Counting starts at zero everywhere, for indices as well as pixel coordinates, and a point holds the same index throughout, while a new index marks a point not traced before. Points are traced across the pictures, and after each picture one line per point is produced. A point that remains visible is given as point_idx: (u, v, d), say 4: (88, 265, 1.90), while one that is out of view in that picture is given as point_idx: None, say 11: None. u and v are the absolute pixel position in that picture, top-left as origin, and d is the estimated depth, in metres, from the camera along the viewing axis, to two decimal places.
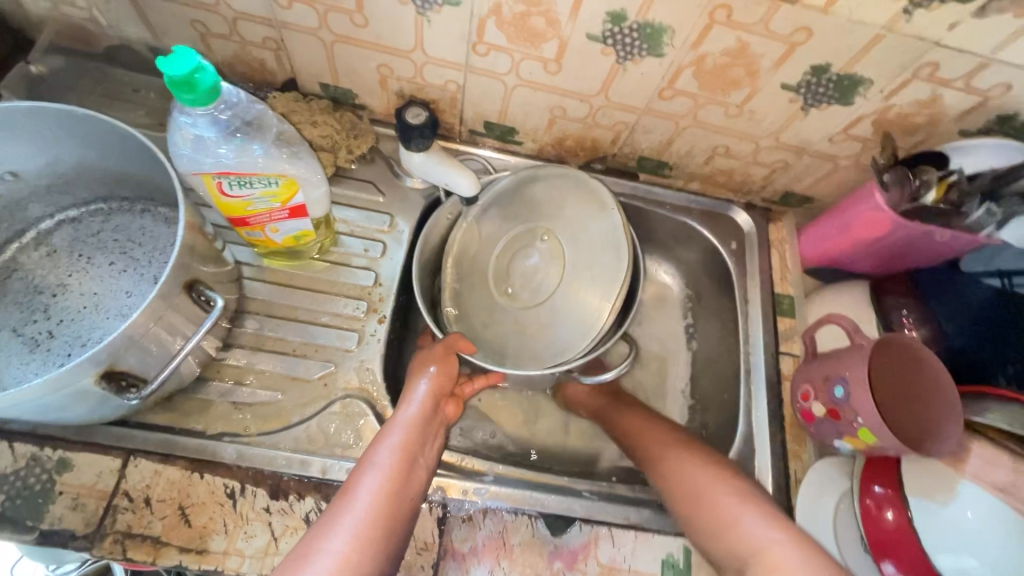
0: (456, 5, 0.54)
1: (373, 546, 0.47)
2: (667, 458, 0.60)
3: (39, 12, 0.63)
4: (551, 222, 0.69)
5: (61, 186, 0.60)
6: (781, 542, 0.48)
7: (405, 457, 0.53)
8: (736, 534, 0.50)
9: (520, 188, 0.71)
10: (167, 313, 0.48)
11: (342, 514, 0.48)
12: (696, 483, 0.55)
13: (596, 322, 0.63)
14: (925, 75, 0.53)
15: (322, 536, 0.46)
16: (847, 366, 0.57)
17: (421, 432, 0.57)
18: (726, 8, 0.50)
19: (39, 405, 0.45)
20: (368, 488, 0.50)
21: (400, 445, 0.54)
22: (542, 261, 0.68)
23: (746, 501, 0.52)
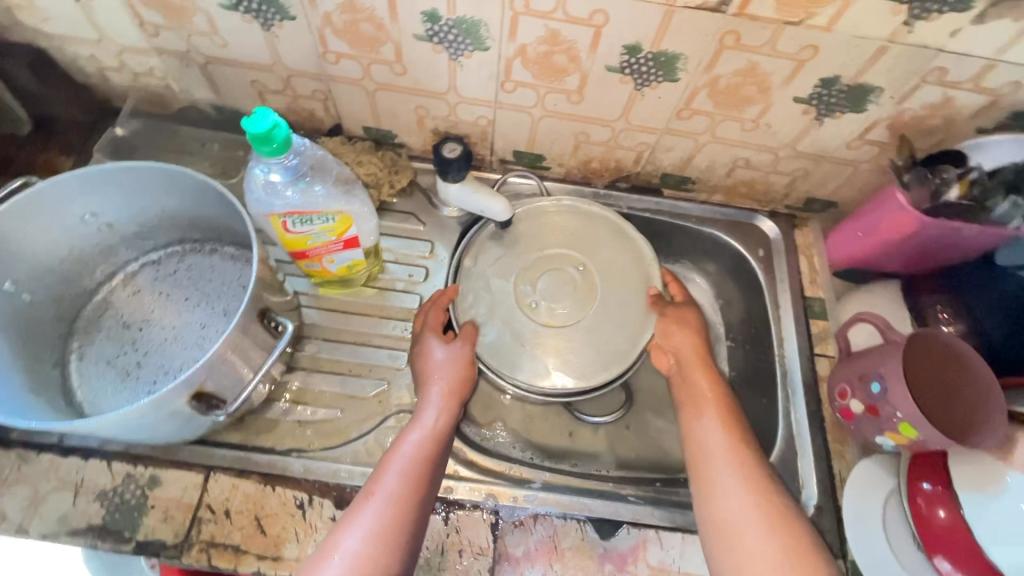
0: (485, 49, 0.60)
1: (390, 546, 0.49)
2: (695, 420, 0.62)
3: (124, 83, 0.73)
4: (589, 253, 0.76)
5: (146, 233, 0.67)
6: (736, 498, 0.55)
7: (424, 456, 0.56)
8: (721, 480, 0.56)
9: (554, 215, 0.78)
10: (244, 340, 0.54)
11: (360, 514, 0.51)
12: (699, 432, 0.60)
13: (632, 350, 0.71)
14: (933, 79, 0.56)
15: (341, 534, 0.49)
16: (881, 363, 0.58)
17: (442, 431, 0.59)
18: (735, 33, 0.54)
19: (139, 423, 0.51)
20: (386, 491, 0.52)
21: (420, 445, 0.57)
22: (570, 286, 0.75)
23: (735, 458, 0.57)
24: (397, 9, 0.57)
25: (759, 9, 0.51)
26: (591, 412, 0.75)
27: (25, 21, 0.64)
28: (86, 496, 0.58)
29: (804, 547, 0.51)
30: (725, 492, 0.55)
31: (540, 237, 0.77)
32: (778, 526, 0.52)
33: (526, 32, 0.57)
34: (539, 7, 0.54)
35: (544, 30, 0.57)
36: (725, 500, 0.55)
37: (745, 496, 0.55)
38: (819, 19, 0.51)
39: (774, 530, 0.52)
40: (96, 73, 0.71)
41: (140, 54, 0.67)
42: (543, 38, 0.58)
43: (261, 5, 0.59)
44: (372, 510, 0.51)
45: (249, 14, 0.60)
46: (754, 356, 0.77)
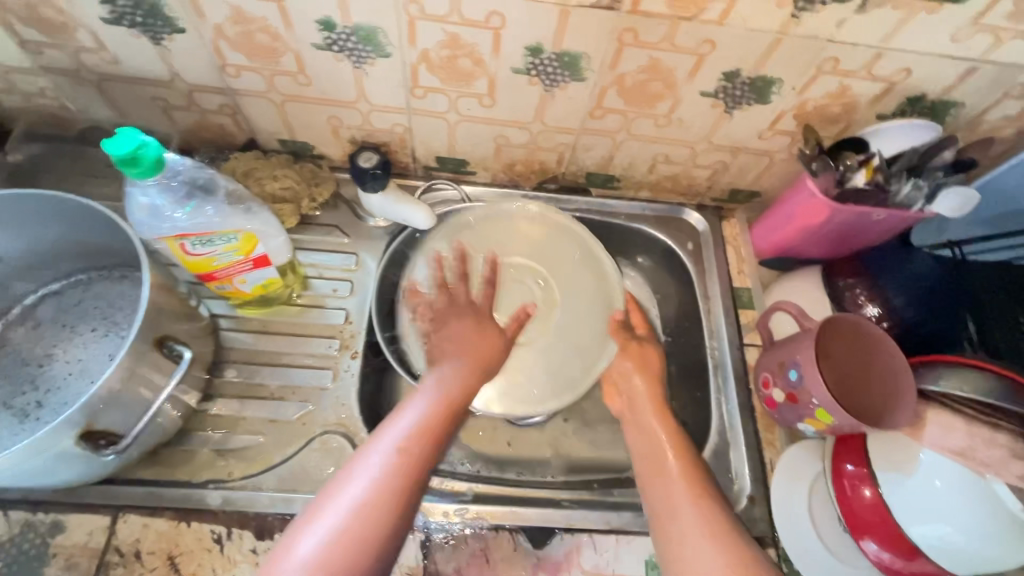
0: (387, 56, 0.59)
1: (372, 521, 0.45)
2: (660, 483, 0.54)
3: (15, 105, 0.69)
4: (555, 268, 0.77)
5: (43, 263, 0.64)
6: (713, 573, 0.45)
7: (425, 428, 0.51)
8: (696, 551, 0.47)
9: (517, 223, 0.78)
10: (139, 371, 0.51)
11: (342, 488, 0.47)
12: (672, 494, 0.53)
13: (585, 379, 0.72)
14: (828, 69, 0.57)
15: (319, 507, 0.46)
16: (799, 350, 0.58)
17: (450, 403, 0.55)
18: (632, 30, 0.54)
19: (25, 469, 0.47)
20: (372, 464, 0.48)
21: (423, 413, 0.53)
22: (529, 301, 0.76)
23: (707, 527, 0.49)
24: (289, 18, 0.55)
25: (651, 6, 0.51)
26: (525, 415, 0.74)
27: None
28: None
29: None
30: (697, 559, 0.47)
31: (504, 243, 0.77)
32: None
33: (425, 36, 0.56)
34: (433, 10, 0.53)
35: (443, 34, 0.56)
36: (696, 559, 0.47)
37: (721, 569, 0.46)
38: (711, 14, 0.52)
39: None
40: None
41: (26, 74, 0.64)
42: (443, 42, 0.57)
43: (145, 18, 0.56)
44: (341, 508, 0.45)
45: (135, 28, 0.57)
46: (688, 348, 0.78)
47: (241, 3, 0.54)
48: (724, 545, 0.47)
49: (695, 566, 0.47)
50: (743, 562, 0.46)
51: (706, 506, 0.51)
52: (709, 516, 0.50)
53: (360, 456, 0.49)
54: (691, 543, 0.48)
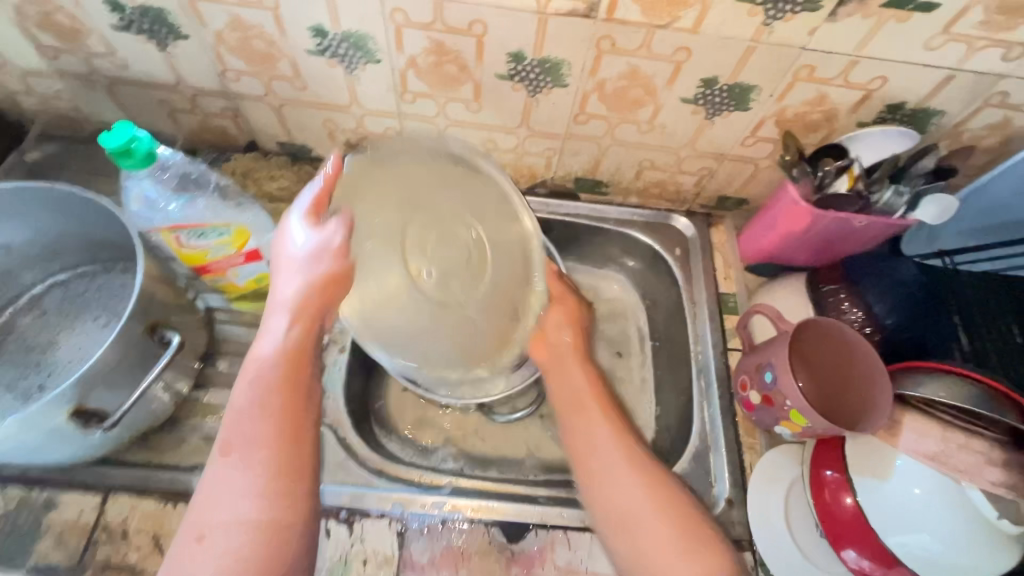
0: (377, 62, 0.62)
1: (262, 543, 0.44)
2: (585, 423, 0.60)
3: (33, 107, 0.73)
4: (479, 212, 0.57)
5: (51, 254, 0.67)
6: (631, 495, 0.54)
7: (280, 405, 0.48)
8: (615, 478, 0.56)
9: (412, 163, 0.57)
10: (131, 355, 0.53)
11: (208, 512, 0.44)
12: (583, 429, 0.60)
13: (513, 331, 0.61)
14: (805, 76, 0.58)
15: (189, 549, 0.43)
16: (774, 352, 0.59)
17: (298, 353, 0.51)
18: (609, 38, 0.56)
19: (20, 444, 0.50)
20: (234, 474, 0.45)
21: (267, 378, 0.49)
22: (462, 259, 0.57)
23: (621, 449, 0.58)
24: (284, 25, 0.58)
25: (625, 14, 0.53)
26: (505, 410, 0.75)
27: None
28: None
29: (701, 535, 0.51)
30: (614, 487, 0.55)
31: (417, 194, 0.56)
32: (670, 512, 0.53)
33: (412, 43, 0.59)
34: (418, 18, 0.55)
35: (428, 41, 0.58)
36: (640, 528, 0.52)
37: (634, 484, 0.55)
38: (684, 22, 0.53)
39: (686, 549, 0.50)
40: (4, 98, 0.72)
41: (43, 77, 0.68)
42: (429, 49, 0.59)
43: (152, 25, 0.60)
44: (214, 548, 0.43)
45: (142, 34, 0.61)
46: (674, 352, 0.78)
47: (239, 11, 0.57)
48: (640, 471, 0.56)
49: (641, 536, 0.52)
50: (653, 480, 0.55)
51: (622, 435, 0.59)
52: (628, 449, 0.58)
53: (207, 493, 0.45)
54: (611, 475, 0.56)
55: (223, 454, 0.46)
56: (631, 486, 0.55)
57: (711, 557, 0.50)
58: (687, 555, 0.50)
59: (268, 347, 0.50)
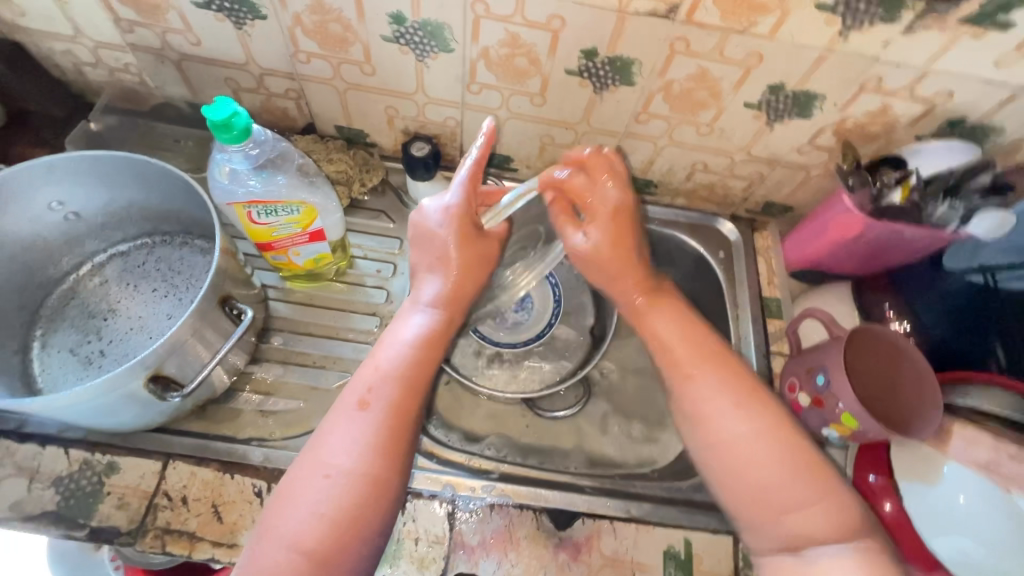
0: (450, 52, 0.63)
1: (365, 495, 0.48)
2: (647, 317, 0.60)
3: (99, 78, 0.74)
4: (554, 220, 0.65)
5: (114, 223, 0.68)
6: (722, 407, 0.52)
7: (404, 375, 0.52)
8: (705, 396, 0.53)
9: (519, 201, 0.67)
10: (203, 325, 0.54)
11: (323, 452, 0.49)
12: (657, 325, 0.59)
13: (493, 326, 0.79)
14: (871, 87, 0.59)
15: (303, 480, 0.48)
16: (825, 355, 0.60)
17: (432, 340, 0.56)
18: (684, 40, 0.57)
19: (97, 405, 0.51)
20: (353, 427, 0.49)
21: (400, 354, 0.53)
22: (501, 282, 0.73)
23: (725, 373, 0.54)
24: (363, 11, 0.59)
25: (704, 17, 0.54)
26: (552, 407, 0.76)
27: (3, 16, 0.66)
28: (42, 482, 0.58)
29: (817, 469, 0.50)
30: (705, 400, 0.53)
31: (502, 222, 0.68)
32: (777, 435, 0.51)
33: (488, 35, 0.60)
34: (499, 11, 0.57)
35: (505, 33, 0.59)
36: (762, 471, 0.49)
37: (732, 407, 0.52)
38: (761, 27, 0.54)
39: (813, 499, 0.48)
40: (72, 68, 0.73)
41: (114, 50, 0.69)
42: (504, 41, 0.60)
43: (233, 4, 0.61)
44: (319, 490, 0.47)
45: (222, 13, 0.62)
46: None
47: None
48: (728, 379, 0.54)
49: (722, 428, 0.52)
50: (766, 409, 0.52)
51: (716, 355, 0.56)
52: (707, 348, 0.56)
53: (325, 436, 0.50)
54: (700, 386, 0.54)
55: (342, 416, 0.50)
56: (729, 398, 0.53)
57: (839, 514, 0.48)
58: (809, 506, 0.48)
59: (409, 331, 0.56)
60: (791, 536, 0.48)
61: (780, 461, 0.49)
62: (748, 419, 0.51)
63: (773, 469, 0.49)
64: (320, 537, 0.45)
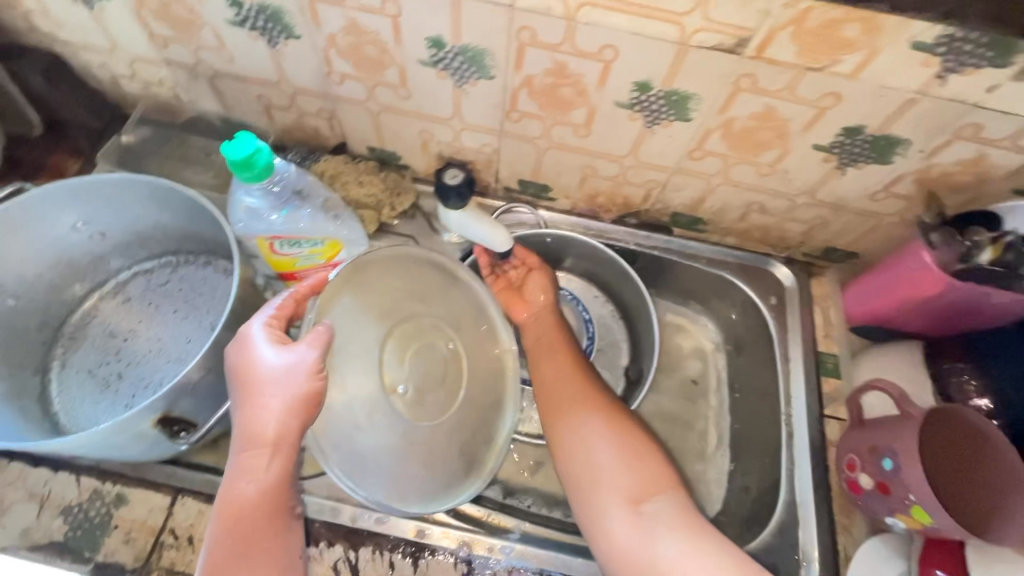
0: (490, 78, 0.58)
1: None
2: (550, 406, 0.61)
3: (135, 91, 0.73)
4: (459, 325, 0.56)
5: (139, 243, 0.66)
6: (586, 424, 0.58)
7: (240, 540, 0.44)
8: (575, 424, 0.59)
9: (383, 277, 0.52)
10: (216, 364, 0.52)
11: None
12: (559, 391, 0.62)
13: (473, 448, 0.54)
14: (967, 135, 0.52)
15: None
16: (895, 437, 0.53)
17: (273, 489, 0.45)
18: (751, 76, 0.51)
19: (104, 445, 0.49)
20: None
21: (229, 514, 0.44)
22: (440, 369, 0.53)
23: (590, 403, 0.60)
24: (401, 34, 0.56)
25: (778, 53, 0.48)
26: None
27: (41, 27, 0.65)
28: (50, 509, 0.56)
29: (647, 449, 0.57)
30: (581, 435, 0.58)
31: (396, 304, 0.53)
32: (625, 428, 0.58)
33: (532, 63, 0.55)
34: (546, 38, 0.52)
35: (551, 62, 0.54)
36: (596, 449, 0.57)
37: (592, 419, 0.59)
38: (843, 66, 0.48)
39: (641, 457, 0.56)
40: (109, 80, 0.72)
41: (150, 64, 0.68)
42: (550, 70, 0.55)
43: (266, 23, 0.58)
44: None
45: (255, 31, 0.59)
46: (760, 409, 0.73)
47: (358, 16, 0.55)
48: (592, 401, 0.60)
49: (589, 447, 0.57)
50: (616, 419, 0.59)
51: (585, 394, 0.61)
52: (598, 401, 0.60)
53: None
54: (573, 415, 0.60)
55: (206, 563, 0.44)
56: (585, 413, 0.59)
57: (660, 476, 0.55)
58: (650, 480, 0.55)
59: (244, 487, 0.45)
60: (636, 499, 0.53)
61: (620, 449, 0.56)
62: (608, 424, 0.58)
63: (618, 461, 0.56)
64: None
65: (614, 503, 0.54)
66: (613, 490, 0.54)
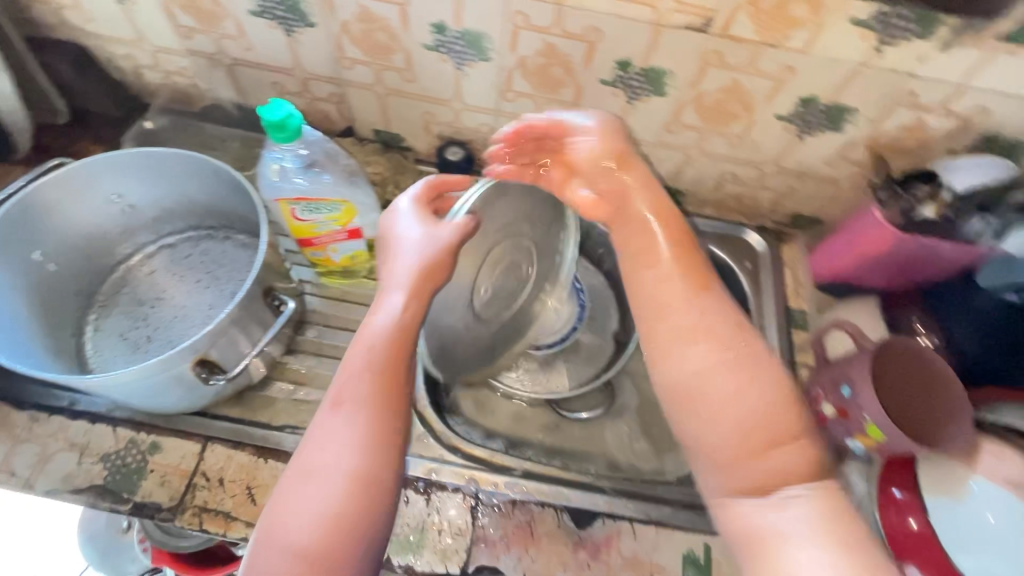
0: (488, 60, 0.65)
1: (346, 531, 0.44)
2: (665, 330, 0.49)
3: (155, 82, 0.79)
4: (543, 254, 0.68)
5: (165, 217, 0.72)
6: (713, 359, 0.46)
7: (378, 359, 0.50)
8: (699, 355, 0.47)
9: (510, 202, 0.63)
10: (246, 314, 0.57)
11: (300, 461, 0.47)
12: (676, 322, 0.48)
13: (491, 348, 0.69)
14: (905, 102, 0.60)
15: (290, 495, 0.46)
16: (852, 369, 0.60)
17: (406, 328, 0.53)
18: (718, 52, 0.58)
19: (147, 386, 0.54)
20: (319, 437, 0.47)
21: (376, 336, 0.51)
22: (512, 287, 0.67)
23: (726, 336, 0.47)
24: (408, 20, 0.62)
25: (739, 30, 0.56)
26: (578, 409, 0.77)
27: (73, 21, 0.71)
28: (90, 457, 0.61)
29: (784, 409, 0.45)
30: (708, 370, 0.46)
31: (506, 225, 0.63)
32: (766, 379, 0.46)
33: (526, 44, 0.62)
34: (538, 21, 0.59)
35: (542, 43, 0.61)
36: (710, 426, 0.46)
37: (720, 361, 0.46)
38: (795, 42, 0.55)
39: (783, 434, 0.44)
40: (132, 71, 0.78)
41: (173, 54, 0.73)
42: (542, 51, 0.62)
43: (285, 13, 0.64)
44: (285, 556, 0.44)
45: (275, 20, 0.66)
46: None
47: (370, 4, 0.61)
48: (714, 340, 0.47)
49: (714, 396, 0.46)
50: (749, 364, 0.46)
51: (714, 326, 0.48)
52: (730, 341, 0.47)
53: (313, 440, 0.48)
54: (686, 346, 0.47)
55: (337, 383, 0.50)
56: (716, 351, 0.47)
57: (797, 459, 0.43)
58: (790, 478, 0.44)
59: (377, 325, 0.52)
60: (771, 473, 0.43)
61: (754, 401, 0.45)
62: (737, 375, 0.46)
63: (753, 421, 0.44)
64: (319, 546, 0.44)
65: (733, 475, 0.44)
66: (723, 457, 0.45)
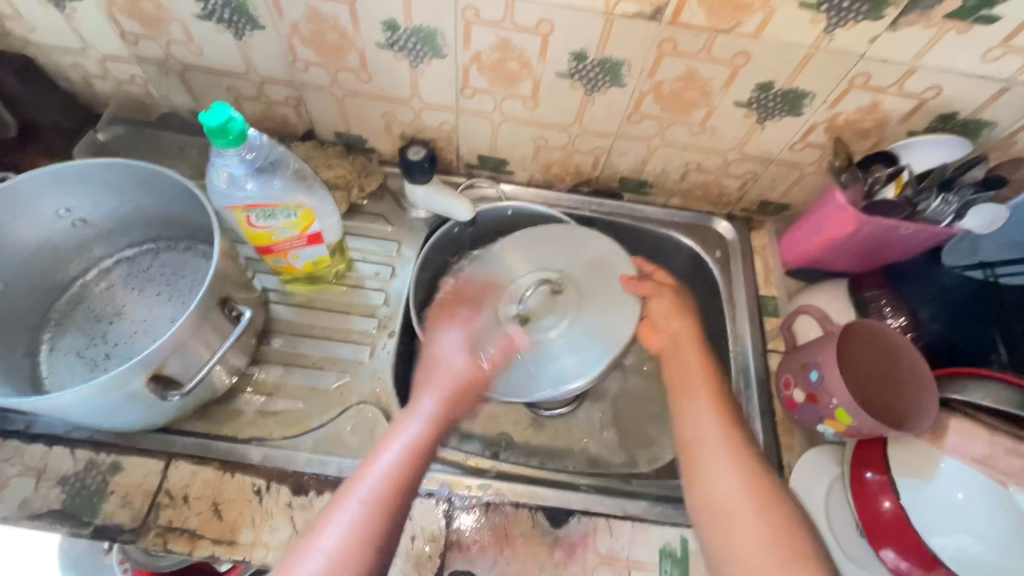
0: (443, 57, 0.64)
1: None
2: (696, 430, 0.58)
3: (106, 90, 0.77)
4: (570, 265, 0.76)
5: (120, 230, 0.70)
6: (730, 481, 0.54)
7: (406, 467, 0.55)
8: (720, 480, 0.54)
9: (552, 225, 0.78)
10: (203, 326, 0.56)
11: (312, 548, 0.49)
12: (698, 433, 0.58)
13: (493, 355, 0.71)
14: (859, 84, 0.60)
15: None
16: (819, 351, 0.60)
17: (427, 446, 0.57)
18: (672, 40, 0.58)
19: (100, 405, 0.52)
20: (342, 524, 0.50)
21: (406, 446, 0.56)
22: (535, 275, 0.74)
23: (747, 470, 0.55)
24: (358, 18, 0.61)
25: (690, 18, 0.55)
26: (553, 406, 0.75)
27: (13, 31, 0.69)
28: (48, 481, 0.59)
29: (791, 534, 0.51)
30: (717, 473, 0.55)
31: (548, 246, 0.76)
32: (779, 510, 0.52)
33: (479, 39, 0.61)
34: (489, 16, 0.58)
35: (495, 38, 0.61)
36: (718, 481, 0.54)
37: (737, 479, 0.54)
38: (747, 27, 0.55)
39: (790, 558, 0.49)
40: (80, 80, 0.75)
41: (121, 62, 0.71)
42: (496, 46, 0.62)
43: (232, 15, 0.63)
44: None
45: (222, 23, 0.64)
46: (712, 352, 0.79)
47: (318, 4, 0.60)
48: (740, 466, 0.55)
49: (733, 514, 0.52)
50: (762, 489, 0.53)
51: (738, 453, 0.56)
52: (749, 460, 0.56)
53: (318, 537, 0.50)
54: (714, 461, 0.56)
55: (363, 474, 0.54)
56: (733, 480, 0.54)
57: None
58: (785, 535, 0.50)
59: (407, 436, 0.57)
60: None
61: (765, 519, 0.51)
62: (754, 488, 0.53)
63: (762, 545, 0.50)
64: None
65: None
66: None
